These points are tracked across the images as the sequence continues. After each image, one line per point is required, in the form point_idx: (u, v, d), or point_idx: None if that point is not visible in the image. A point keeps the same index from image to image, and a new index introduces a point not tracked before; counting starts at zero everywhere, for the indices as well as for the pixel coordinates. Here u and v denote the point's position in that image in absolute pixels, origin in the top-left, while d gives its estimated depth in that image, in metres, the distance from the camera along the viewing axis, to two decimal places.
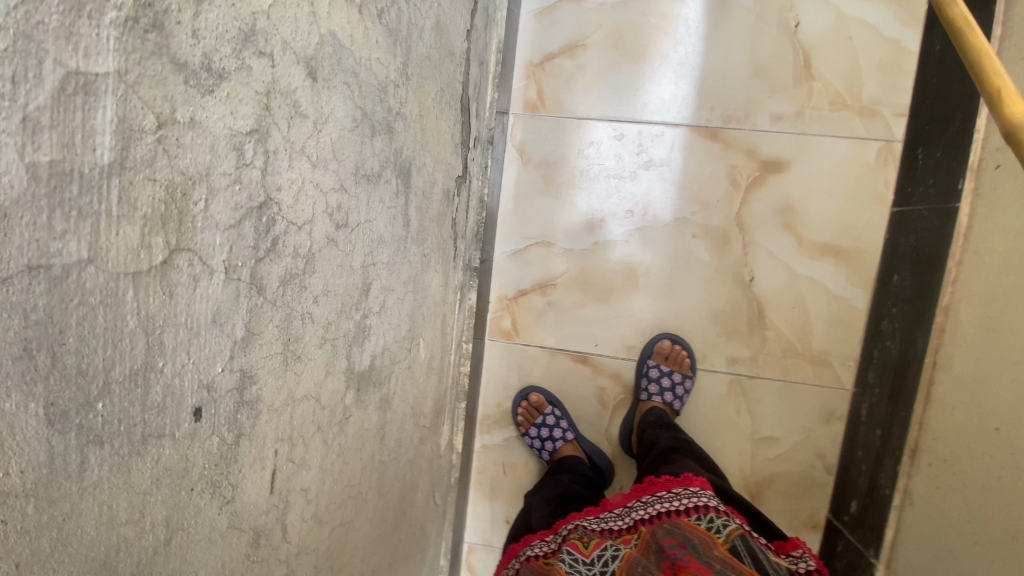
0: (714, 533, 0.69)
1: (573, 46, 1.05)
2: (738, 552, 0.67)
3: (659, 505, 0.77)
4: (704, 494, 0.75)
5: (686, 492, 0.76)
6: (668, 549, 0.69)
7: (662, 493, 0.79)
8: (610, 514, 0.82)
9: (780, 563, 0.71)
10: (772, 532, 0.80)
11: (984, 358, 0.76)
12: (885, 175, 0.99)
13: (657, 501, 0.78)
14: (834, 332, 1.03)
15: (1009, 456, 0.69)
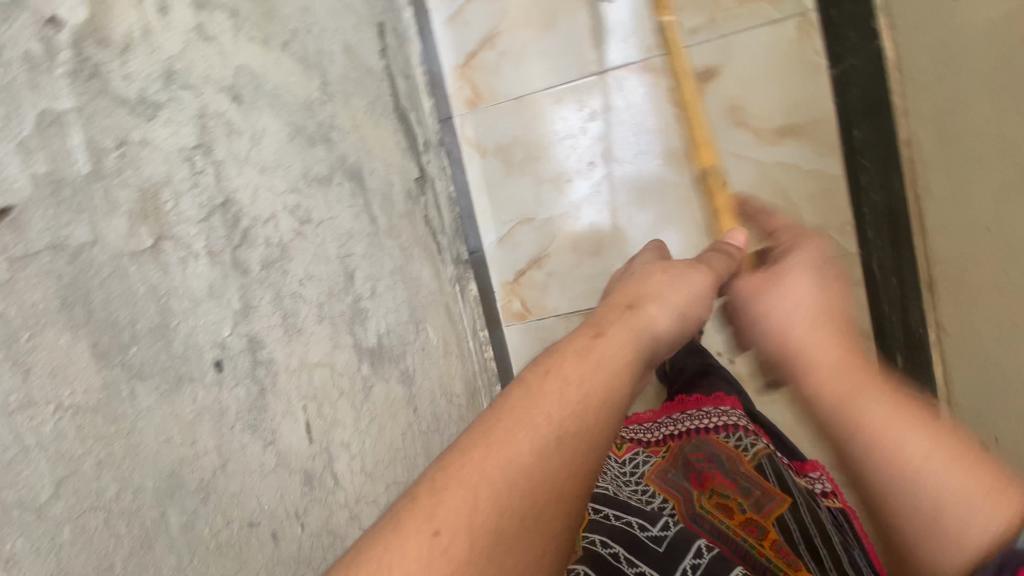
0: (741, 451, 0.75)
1: (490, 37, 1.13)
2: (763, 469, 0.73)
3: (687, 424, 0.81)
4: (735, 414, 0.79)
5: (716, 411, 0.80)
6: (696, 462, 0.76)
7: (691, 412, 0.82)
8: (641, 427, 0.86)
9: (801, 483, 0.75)
10: (791, 450, 0.81)
11: (955, 169, 0.79)
12: (814, 44, 1.00)
13: (686, 419, 0.82)
14: (822, 205, 1.02)
15: (1003, 245, 0.71)
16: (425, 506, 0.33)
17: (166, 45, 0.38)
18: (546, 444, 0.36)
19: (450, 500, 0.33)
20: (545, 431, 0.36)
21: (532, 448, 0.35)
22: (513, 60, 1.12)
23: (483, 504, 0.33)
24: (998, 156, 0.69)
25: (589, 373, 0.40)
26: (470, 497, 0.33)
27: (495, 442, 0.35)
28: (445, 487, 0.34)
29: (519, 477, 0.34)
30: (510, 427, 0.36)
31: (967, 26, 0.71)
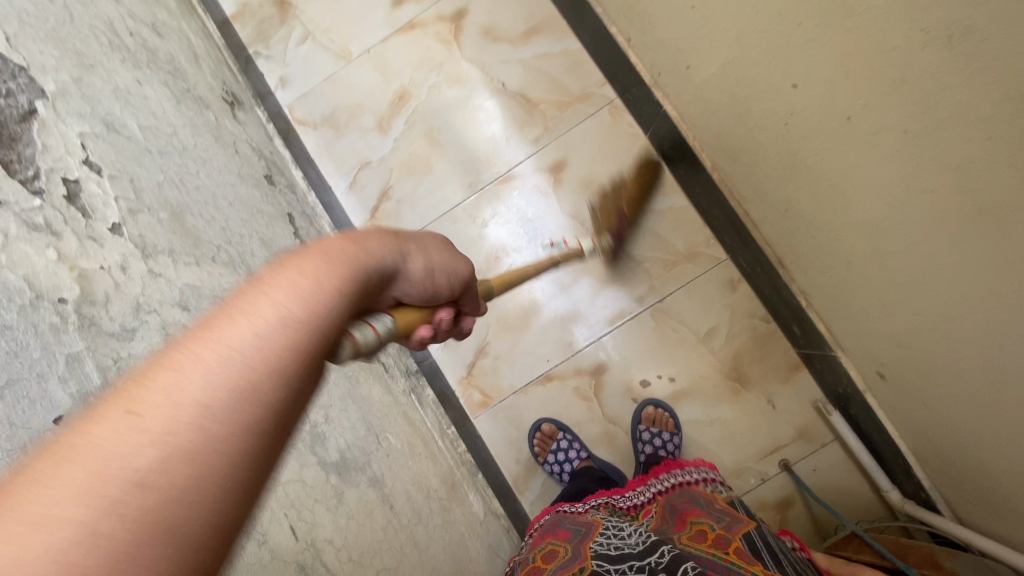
0: (717, 493, 0.99)
1: (385, 190, 1.37)
2: (734, 505, 0.95)
3: (673, 478, 1.05)
4: (710, 472, 1.06)
5: (698, 467, 1.07)
6: (680, 504, 0.96)
7: (677, 469, 1.08)
8: (634, 492, 1.09)
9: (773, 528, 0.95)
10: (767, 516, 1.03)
11: (748, 176, 1.02)
12: (626, 120, 1.30)
13: (671, 476, 1.07)
14: (684, 231, 1.26)
15: (803, 219, 0.93)
16: (130, 394, 0.27)
17: (132, 291, 0.51)
18: (262, 348, 0.31)
19: (155, 386, 0.27)
20: (260, 323, 0.32)
21: (250, 342, 0.31)
22: (408, 202, 1.36)
23: (200, 389, 0.28)
24: (766, 161, 0.92)
25: (320, 270, 0.38)
26: (181, 383, 0.27)
27: (206, 334, 0.30)
28: (157, 372, 0.28)
29: (237, 368, 0.29)
30: (227, 318, 0.31)
31: (703, 83, 0.97)
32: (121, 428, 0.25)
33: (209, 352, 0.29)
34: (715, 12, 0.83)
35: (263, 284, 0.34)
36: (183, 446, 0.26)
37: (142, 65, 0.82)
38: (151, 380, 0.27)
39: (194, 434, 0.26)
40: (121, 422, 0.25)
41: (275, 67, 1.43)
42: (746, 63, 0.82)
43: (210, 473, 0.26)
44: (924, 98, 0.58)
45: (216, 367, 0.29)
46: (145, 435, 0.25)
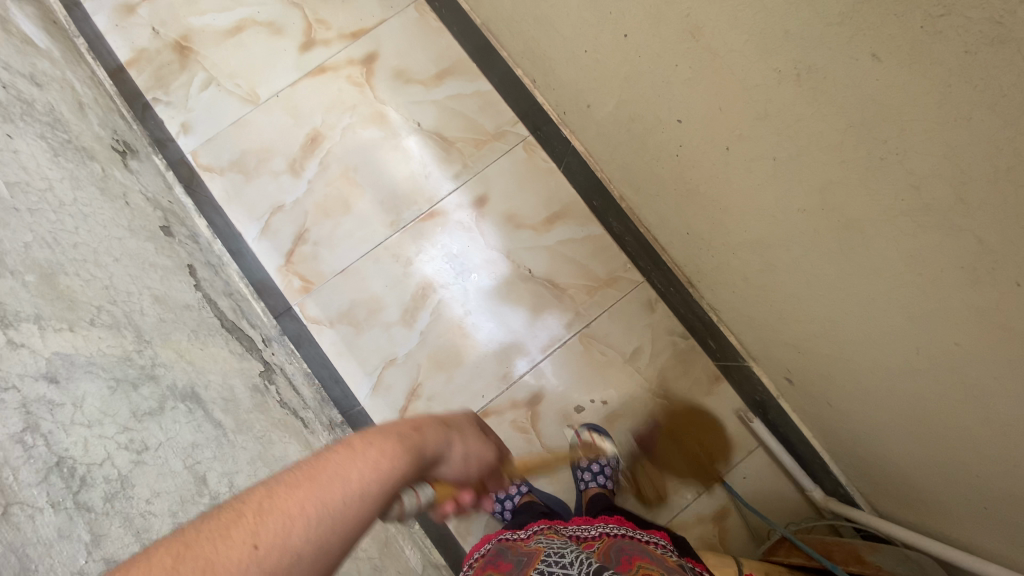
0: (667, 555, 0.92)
1: (301, 235, 1.33)
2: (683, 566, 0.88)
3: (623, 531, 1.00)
4: (665, 539, 0.99)
5: (653, 534, 1.00)
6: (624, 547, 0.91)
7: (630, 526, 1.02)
8: (578, 531, 1.04)
9: None
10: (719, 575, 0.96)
11: (652, 203, 1.08)
12: (540, 156, 1.35)
13: (621, 528, 1.01)
14: (603, 257, 1.31)
15: (703, 241, 0.99)
16: (251, 525, 0.37)
17: None
18: (339, 517, 0.41)
19: (266, 524, 0.38)
20: (344, 487, 0.42)
21: (329, 514, 0.40)
22: (326, 245, 1.32)
23: (283, 543, 0.37)
24: (664, 190, 0.99)
25: (401, 447, 0.49)
26: (283, 532, 0.38)
27: (309, 488, 0.41)
28: (271, 512, 0.38)
29: (315, 527, 0.39)
30: (328, 481, 0.42)
31: (602, 120, 1.03)
32: (238, 546, 0.36)
33: (304, 513, 0.39)
34: (605, 56, 0.89)
35: (360, 451, 0.46)
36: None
37: (11, 117, 0.75)
38: (271, 510, 0.39)
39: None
40: (237, 539, 0.36)
41: (176, 114, 1.36)
42: (637, 101, 0.88)
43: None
44: (786, 129, 0.65)
45: (300, 531, 0.38)
46: (237, 564, 0.35)
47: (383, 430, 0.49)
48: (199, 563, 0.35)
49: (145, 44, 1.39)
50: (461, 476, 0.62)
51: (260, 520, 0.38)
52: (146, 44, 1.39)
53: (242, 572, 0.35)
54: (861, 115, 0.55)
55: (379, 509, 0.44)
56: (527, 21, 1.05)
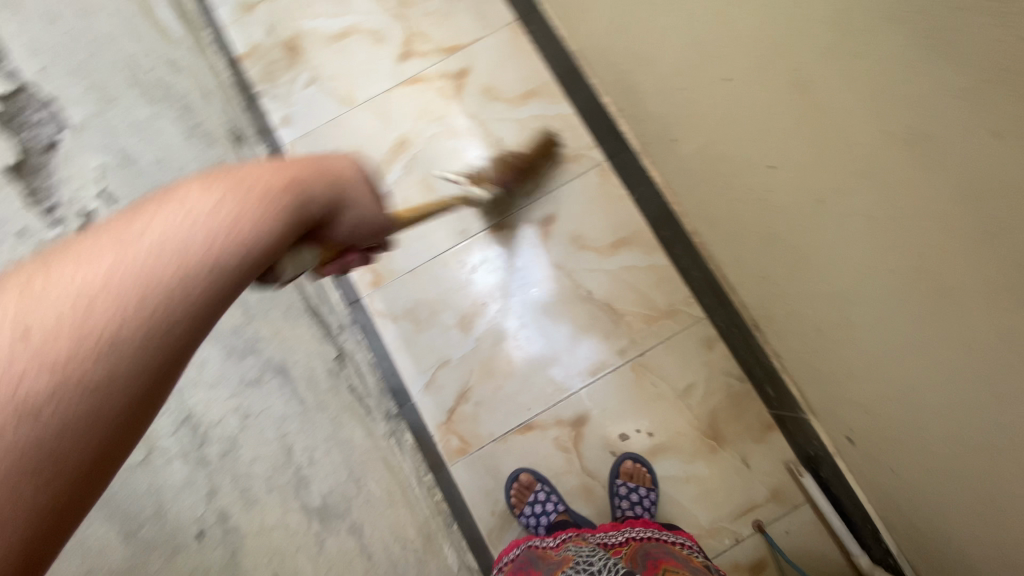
0: (691, 555, 1.05)
1: None
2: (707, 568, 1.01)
3: (646, 533, 1.12)
4: (688, 540, 1.10)
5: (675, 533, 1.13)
6: (652, 553, 1.04)
7: (653, 527, 1.13)
8: (603, 533, 1.16)
9: None
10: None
11: (726, 241, 1.08)
12: (614, 181, 1.38)
13: (644, 530, 1.13)
14: (665, 288, 1.31)
15: (776, 286, 0.99)
16: (19, 296, 0.30)
17: None
18: (183, 265, 0.35)
19: (47, 289, 0.30)
20: (169, 244, 0.35)
21: (134, 277, 0.32)
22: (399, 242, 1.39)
23: (112, 303, 0.31)
24: (743, 229, 0.99)
25: (260, 186, 0.42)
26: (79, 295, 0.30)
27: (111, 242, 0.33)
28: (56, 273, 0.31)
29: (135, 281, 0.32)
30: (135, 238, 0.34)
31: (687, 155, 1.04)
32: (41, 311, 0.29)
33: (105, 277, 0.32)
34: (701, 96, 0.90)
35: (200, 194, 0.38)
36: (79, 351, 0.29)
37: (157, 101, 0.84)
38: (79, 264, 0.32)
39: (72, 343, 0.29)
40: (36, 305, 0.29)
41: (278, 106, 1.47)
42: (727, 142, 0.90)
43: (83, 384, 0.29)
44: (888, 189, 0.65)
45: (130, 280, 0.32)
46: (57, 328, 0.29)
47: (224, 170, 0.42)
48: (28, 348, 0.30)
49: (260, 41, 1.51)
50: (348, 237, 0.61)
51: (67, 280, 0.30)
52: (261, 40, 1.51)
53: (63, 337, 0.29)
54: (971, 188, 0.55)
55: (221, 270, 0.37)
56: (623, 53, 1.08)
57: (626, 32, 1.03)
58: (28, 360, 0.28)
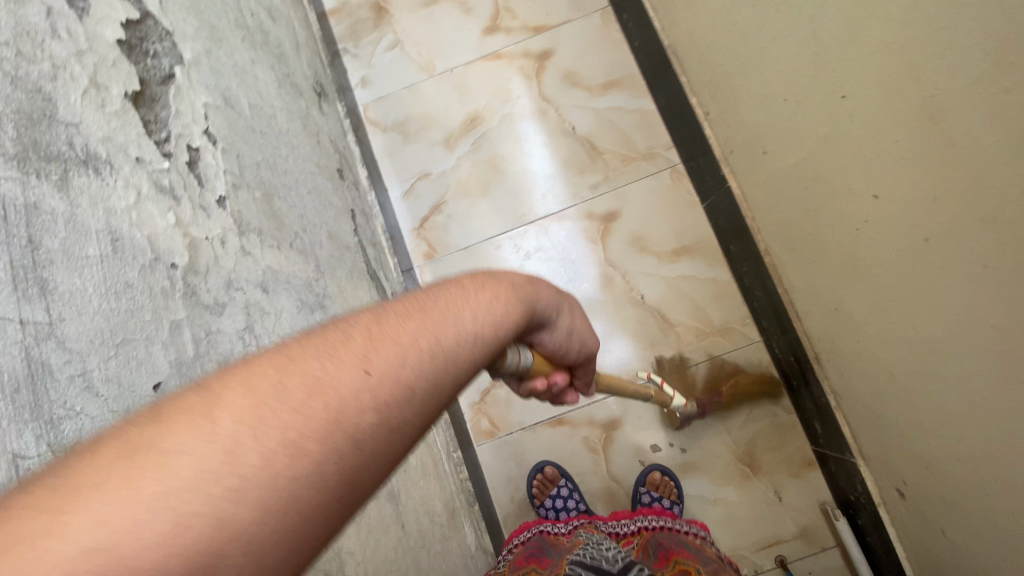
0: (705, 545, 1.04)
1: (438, 204, 1.40)
2: (721, 559, 1.00)
3: (659, 521, 1.10)
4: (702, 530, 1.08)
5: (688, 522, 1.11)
6: (665, 544, 1.03)
7: (666, 516, 1.11)
8: (616, 521, 1.15)
9: None
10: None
11: (802, 267, 1.03)
12: (685, 187, 1.33)
13: (657, 518, 1.10)
14: (722, 304, 1.27)
15: (853, 322, 0.94)
16: (364, 353, 0.37)
17: (225, 266, 0.52)
18: (444, 359, 0.42)
19: (378, 352, 0.38)
20: (457, 334, 0.44)
21: (433, 364, 0.40)
22: (458, 218, 1.39)
23: (398, 377, 0.38)
24: (826, 258, 0.94)
25: (500, 294, 0.50)
26: (398, 364, 0.38)
27: (422, 325, 0.42)
28: (385, 341, 0.39)
29: (409, 360, 0.39)
30: (440, 321, 0.44)
31: (777, 172, 0.99)
32: (349, 365, 0.36)
33: (414, 353, 0.40)
34: (806, 110, 0.85)
35: (467, 292, 0.48)
36: (374, 405, 0.35)
37: (257, 46, 0.85)
38: (380, 327, 0.40)
39: (360, 406, 0.35)
40: (347, 362, 0.36)
41: (359, 66, 1.47)
42: (829, 164, 0.84)
43: (338, 449, 0.33)
44: (1010, 241, 0.59)
45: (404, 361, 0.39)
46: (351, 381, 0.35)
47: (484, 273, 0.53)
48: (311, 386, 0.34)
49: None
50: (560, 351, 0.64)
51: (372, 339, 0.38)
52: None
53: (351, 394, 0.35)
54: None
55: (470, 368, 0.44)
56: (725, 54, 1.03)
57: (733, 33, 0.98)
58: (325, 404, 0.33)
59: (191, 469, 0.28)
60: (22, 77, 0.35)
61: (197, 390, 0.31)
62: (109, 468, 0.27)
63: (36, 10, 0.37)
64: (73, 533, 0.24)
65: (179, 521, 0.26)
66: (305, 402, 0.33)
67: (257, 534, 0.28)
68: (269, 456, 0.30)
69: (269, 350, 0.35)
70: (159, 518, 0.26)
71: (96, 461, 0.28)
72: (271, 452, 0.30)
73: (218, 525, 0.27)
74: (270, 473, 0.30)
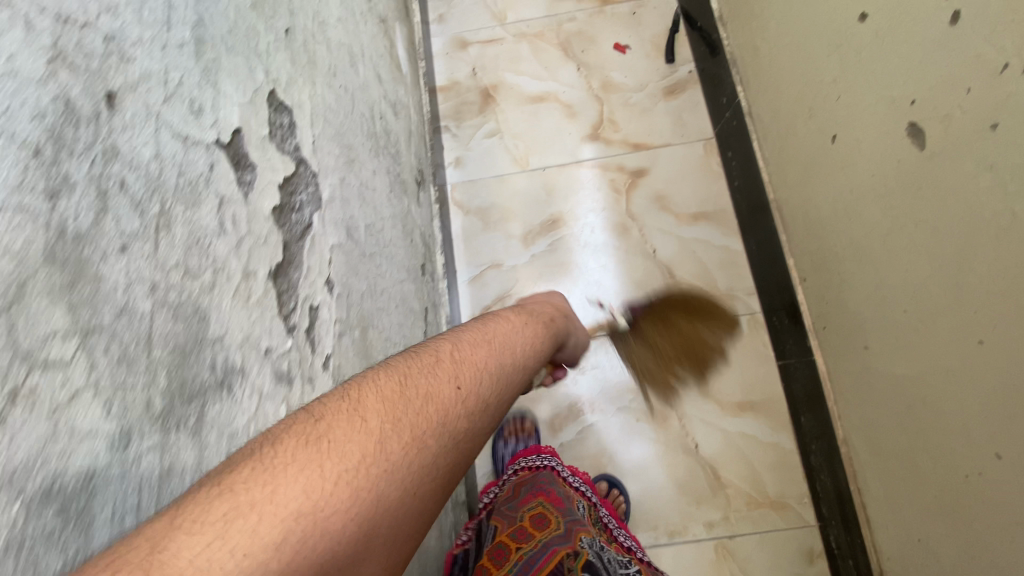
0: None
1: (503, 296, 1.36)
2: None
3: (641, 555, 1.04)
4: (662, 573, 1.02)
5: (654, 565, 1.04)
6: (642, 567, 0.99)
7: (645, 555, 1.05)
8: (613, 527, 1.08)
9: None
10: None
11: (887, 477, 0.95)
12: (761, 338, 1.27)
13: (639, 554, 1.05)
14: (780, 475, 1.19)
15: (937, 562, 0.84)
16: (452, 370, 0.50)
17: None
18: (505, 375, 0.56)
19: (464, 371, 0.51)
20: (513, 359, 0.59)
21: (499, 379, 0.55)
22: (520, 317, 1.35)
23: (478, 387, 0.51)
24: (921, 482, 0.86)
25: (533, 331, 0.66)
26: (478, 378, 0.52)
27: (490, 350, 0.56)
28: (466, 361, 0.52)
29: (485, 382, 0.52)
30: (501, 347, 0.58)
31: (879, 373, 0.93)
32: (444, 383, 0.48)
33: (486, 368, 0.53)
34: (928, 331, 0.80)
35: (515, 327, 0.64)
36: (466, 409, 0.48)
37: (378, 150, 0.85)
38: (460, 355, 0.52)
39: (457, 412, 0.47)
40: (442, 380, 0.48)
41: (455, 146, 1.49)
42: (948, 395, 0.78)
43: (438, 444, 0.44)
44: None
45: (482, 379, 0.52)
46: (447, 395, 0.47)
47: (519, 311, 0.69)
48: (421, 396, 0.45)
49: (460, 79, 1.55)
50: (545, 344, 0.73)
51: (455, 362, 0.51)
52: (461, 79, 1.55)
53: (448, 406, 0.47)
54: None
55: (519, 384, 0.59)
56: (838, 237, 0.99)
57: (851, 221, 0.94)
58: (433, 413, 0.45)
59: (357, 455, 0.38)
60: (180, 308, 0.35)
61: (344, 396, 0.41)
62: (297, 451, 0.36)
63: (207, 211, 0.38)
64: (291, 493, 0.34)
65: (356, 489, 0.37)
66: (421, 410, 0.44)
67: (402, 503, 0.39)
68: (400, 449, 0.41)
69: (384, 370, 0.46)
70: (338, 497, 0.36)
71: (283, 446, 0.36)
72: (405, 445, 0.41)
73: (375, 495, 0.38)
74: (408, 459, 0.41)
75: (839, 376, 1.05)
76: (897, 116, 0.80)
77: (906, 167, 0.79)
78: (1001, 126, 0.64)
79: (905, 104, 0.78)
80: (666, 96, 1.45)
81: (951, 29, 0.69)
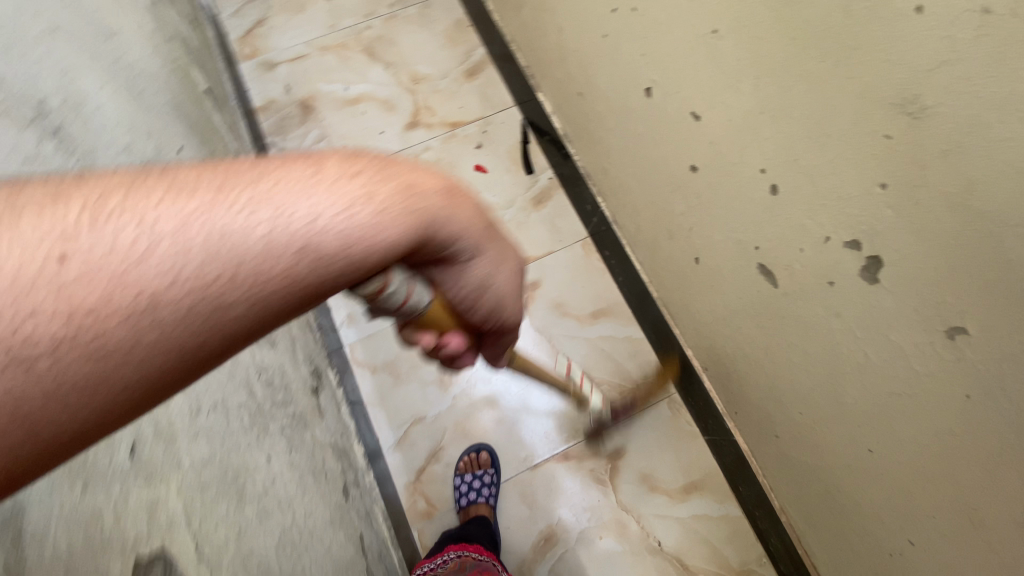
0: None
1: (436, 451, 1.34)
2: None
3: None
4: None
5: None
6: None
7: None
8: None
9: None
10: None
11: (830, 544, 1.02)
12: (684, 417, 1.34)
13: None
14: (740, 545, 1.23)
15: None
16: (202, 222, 0.28)
17: None
18: (303, 261, 0.31)
19: (217, 232, 0.28)
20: (338, 241, 0.32)
21: (292, 269, 0.31)
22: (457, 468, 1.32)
23: (241, 269, 0.29)
24: (859, 552, 0.93)
25: (422, 223, 0.37)
26: (243, 251, 0.29)
27: (295, 212, 0.31)
28: (232, 214, 0.29)
29: (260, 288, 0.30)
30: (323, 214, 0.32)
31: (795, 457, 1.01)
32: (174, 254, 0.27)
33: (265, 234, 0.30)
34: (827, 428, 0.88)
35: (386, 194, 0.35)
36: (210, 310, 0.29)
37: (269, 427, 0.86)
38: (234, 223, 0.29)
39: (179, 280, 0.28)
40: (164, 246, 0.27)
41: None
42: (857, 485, 0.86)
43: (106, 383, 0.27)
44: None
45: (166, 236, 0.28)
46: (161, 278, 0.27)
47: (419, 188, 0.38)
48: (110, 244, 0.26)
49: None
50: (470, 300, 0.49)
51: (210, 235, 0.28)
52: None
53: (163, 304, 0.27)
54: None
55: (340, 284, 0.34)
56: (726, 339, 1.07)
57: (735, 330, 1.02)
58: (118, 307, 0.26)
59: None
60: None
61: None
62: None
63: None
64: None
65: None
66: (96, 275, 0.26)
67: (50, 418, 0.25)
68: (16, 299, 0.24)
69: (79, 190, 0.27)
70: None
71: None
72: (57, 355, 0.25)
73: None
74: (62, 369, 0.25)
75: (763, 454, 1.13)
76: (747, 255, 0.89)
77: (768, 296, 0.88)
78: (836, 284, 0.72)
79: (752, 248, 0.87)
80: (536, 206, 1.50)
81: (773, 197, 0.77)
